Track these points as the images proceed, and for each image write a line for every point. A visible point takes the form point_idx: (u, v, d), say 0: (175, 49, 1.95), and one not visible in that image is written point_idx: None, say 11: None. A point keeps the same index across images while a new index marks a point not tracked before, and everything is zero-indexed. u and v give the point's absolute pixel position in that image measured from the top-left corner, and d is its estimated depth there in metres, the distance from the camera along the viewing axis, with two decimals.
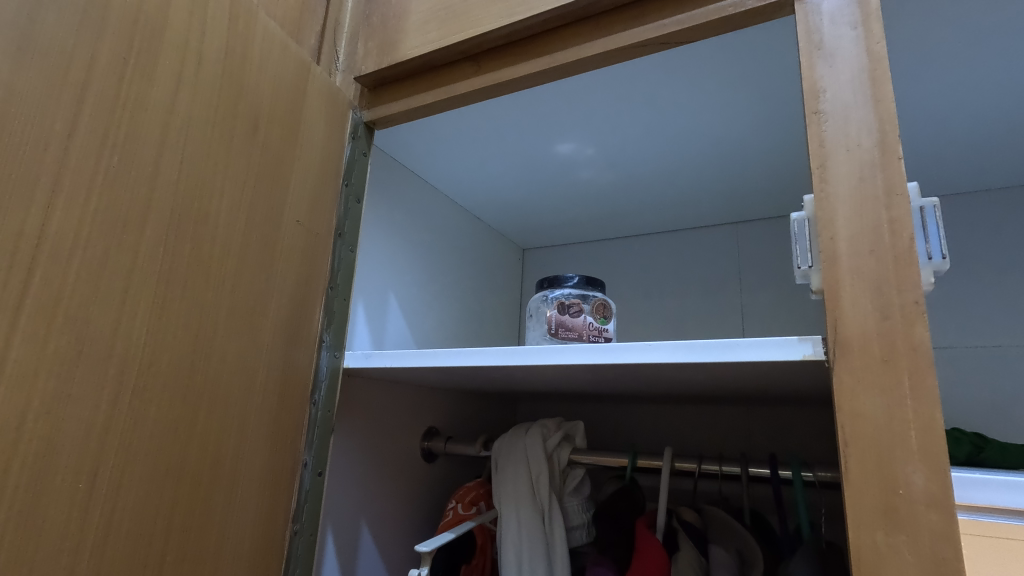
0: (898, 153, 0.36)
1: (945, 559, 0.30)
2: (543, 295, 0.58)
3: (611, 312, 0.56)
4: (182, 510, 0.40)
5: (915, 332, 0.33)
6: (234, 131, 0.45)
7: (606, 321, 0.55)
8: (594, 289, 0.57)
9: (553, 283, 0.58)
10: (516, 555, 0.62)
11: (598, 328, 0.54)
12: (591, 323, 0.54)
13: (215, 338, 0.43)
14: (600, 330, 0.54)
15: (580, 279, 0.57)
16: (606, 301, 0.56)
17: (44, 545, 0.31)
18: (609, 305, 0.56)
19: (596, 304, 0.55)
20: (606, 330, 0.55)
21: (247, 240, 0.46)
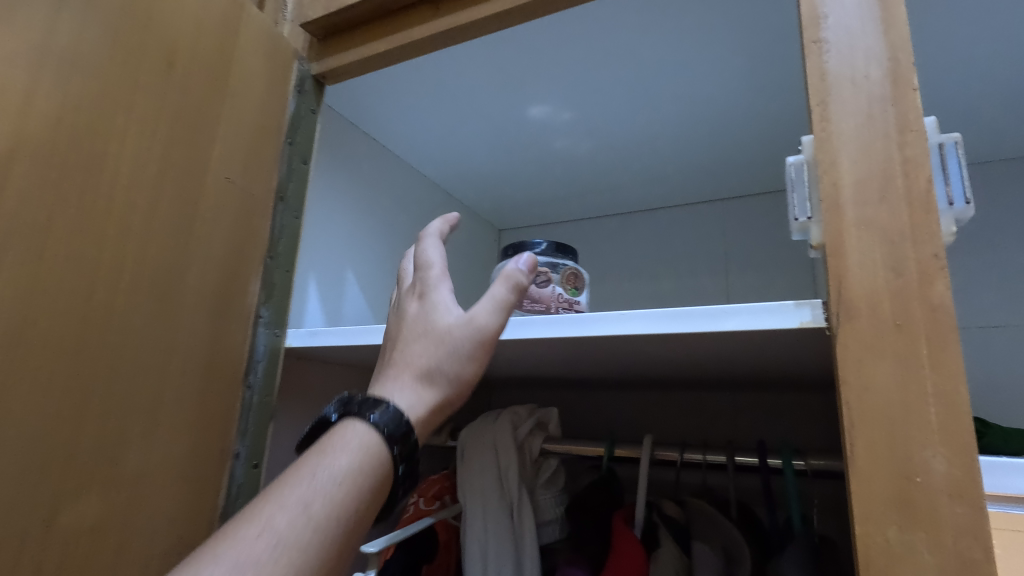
0: (912, 84, 0.31)
1: (972, 560, 0.25)
2: None
3: (583, 283, 0.50)
4: (72, 506, 0.33)
5: (935, 290, 0.28)
6: (140, 64, 0.39)
7: (578, 293, 0.50)
8: (565, 258, 0.51)
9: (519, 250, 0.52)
10: (482, 554, 0.56)
11: (568, 299, 0.48)
12: (560, 295, 0.48)
13: (114, 303, 0.36)
14: (572, 303, 0.48)
15: (549, 246, 0.51)
16: (577, 270, 0.50)
17: None
18: (580, 275, 0.50)
19: (567, 273, 0.49)
20: (577, 303, 0.49)
21: (160, 193, 0.40)
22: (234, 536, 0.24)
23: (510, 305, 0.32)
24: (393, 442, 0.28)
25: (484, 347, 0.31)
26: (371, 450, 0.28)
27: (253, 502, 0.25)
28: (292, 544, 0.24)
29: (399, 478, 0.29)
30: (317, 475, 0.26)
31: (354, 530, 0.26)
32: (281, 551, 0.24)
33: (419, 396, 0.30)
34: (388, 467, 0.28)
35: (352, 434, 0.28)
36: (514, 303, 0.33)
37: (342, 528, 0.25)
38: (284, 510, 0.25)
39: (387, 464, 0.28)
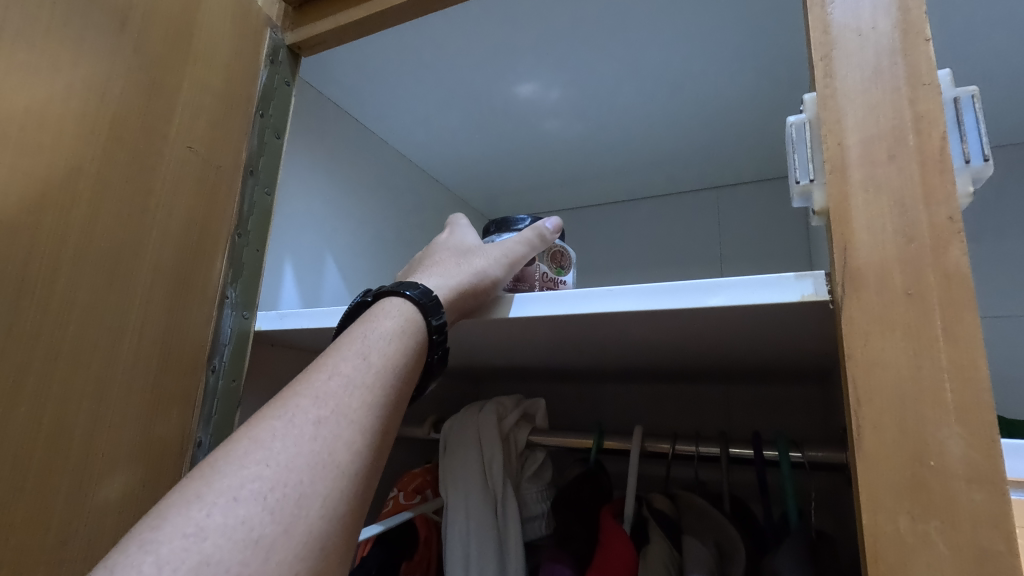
0: (925, 34, 0.28)
1: (994, 553, 0.22)
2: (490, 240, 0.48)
3: (569, 262, 0.48)
4: (27, 470, 0.32)
5: (950, 256, 0.25)
6: (87, 18, 0.36)
7: (563, 273, 0.47)
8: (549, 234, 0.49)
9: (502, 225, 0.48)
10: (463, 551, 0.53)
11: (553, 279, 0.46)
12: (545, 273, 0.45)
13: (54, 275, 0.33)
14: (556, 283, 0.46)
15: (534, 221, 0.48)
16: (563, 249, 0.48)
17: None
18: (566, 255, 0.48)
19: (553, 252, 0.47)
20: (563, 283, 0.47)
21: (108, 159, 0.37)
22: (309, 384, 0.29)
23: (533, 242, 0.44)
24: (429, 307, 0.35)
25: (508, 261, 0.41)
26: (409, 323, 0.34)
27: (316, 364, 0.31)
28: (359, 387, 0.29)
29: (436, 343, 0.35)
30: (367, 341, 0.32)
31: (403, 383, 0.32)
32: (351, 392, 0.29)
33: (455, 273, 0.39)
34: (425, 333, 0.34)
35: (390, 312, 0.34)
36: (534, 240, 0.44)
37: (393, 379, 0.31)
38: (345, 363, 0.30)
39: (425, 331, 0.34)
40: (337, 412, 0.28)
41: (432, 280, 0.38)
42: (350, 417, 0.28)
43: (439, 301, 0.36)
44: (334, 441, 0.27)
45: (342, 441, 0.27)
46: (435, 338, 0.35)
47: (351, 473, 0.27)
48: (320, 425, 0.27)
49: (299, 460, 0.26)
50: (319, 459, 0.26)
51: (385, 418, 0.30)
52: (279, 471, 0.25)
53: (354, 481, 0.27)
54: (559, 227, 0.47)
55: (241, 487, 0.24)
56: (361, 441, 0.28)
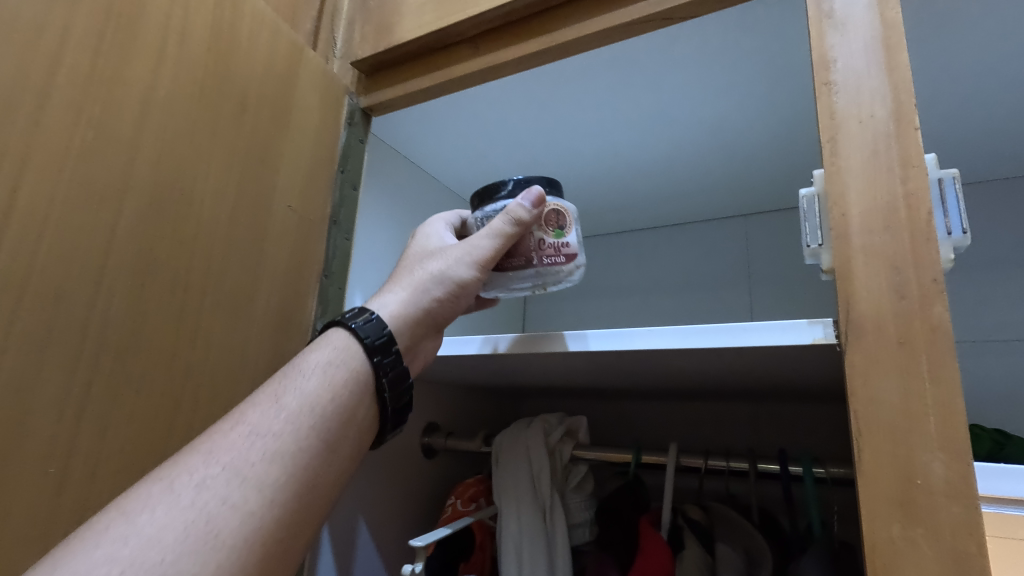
0: (915, 123, 0.34)
1: (968, 554, 0.28)
2: (480, 213, 0.49)
3: (568, 220, 0.46)
4: None
5: (934, 312, 0.31)
6: (221, 110, 0.45)
7: (563, 234, 0.46)
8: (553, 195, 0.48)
9: (489, 196, 0.49)
10: (516, 554, 0.60)
11: (549, 245, 0.45)
12: (540, 240, 0.46)
13: (197, 323, 0.42)
14: (557, 247, 0.46)
15: (517, 183, 0.48)
16: (560, 207, 0.47)
17: (12, 531, 0.30)
18: (564, 212, 0.47)
19: (545, 213, 0.46)
20: (565, 245, 0.46)
21: (235, 223, 0.45)
22: (205, 444, 0.31)
23: (501, 233, 0.45)
24: (371, 330, 0.40)
25: (471, 260, 0.46)
26: (341, 365, 0.38)
27: (218, 424, 0.33)
28: (261, 440, 0.32)
29: (383, 365, 0.39)
30: (279, 390, 0.35)
31: (324, 432, 0.34)
32: (247, 449, 0.31)
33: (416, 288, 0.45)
34: (367, 358, 0.39)
35: (323, 349, 0.38)
36: (505, 228, 0.45)
37: (302, 430, 0.34)
38: (246, 419, 0.33)
39: (354, 367, 0.38)
40: (227, 471, 0.30)
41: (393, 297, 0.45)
42: (243, 475, 0.30)
43: (383, 326, 0.41)
44: (214, 505, 0.29)
45: (225, 502, 0.29)
46: (379, 360, 0.39)
47: (233, 534, 0.28)
48: (203, 488, 0.29)
49: (171, 529, 0.27)
50: (194, 527, 0.28)
51: (292, 473, 0.32)
52: (152, 536, 0.27)
53: (236, 544, 0.28)
54: (540, 197, 0.46)
55: (103, 561, 0.25)
56: (255, 500, 0.30)
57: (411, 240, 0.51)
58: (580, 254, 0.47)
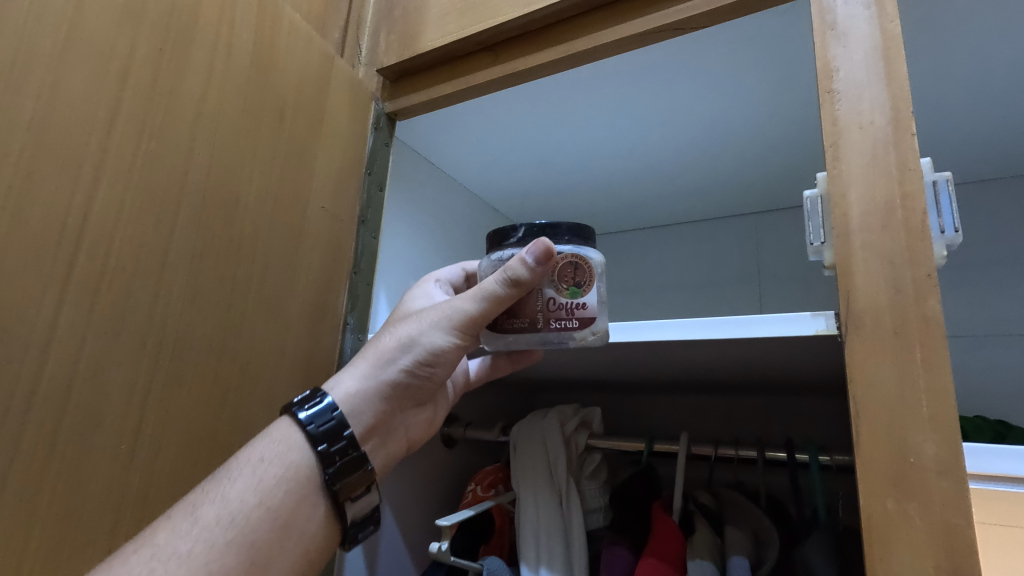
0: (911, 129, 0.37)
1: (956, 525, 0.31)
2: (491, 259, 0.45)
3: (587, 276, 0.41)
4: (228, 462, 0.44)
5: (928, 304, 0.34)
6: (261, 120, 0.48)
7: (579, 292, 0.41)
8: (581, 242, 0.42)
9: (502, 240, 0.44)
10: (534, 537, 0.62)
11: (562, 307, 0.40)
12: (552, 301, 0.41)
13: (243, 317, 0.45)
14: (570, 310, 0.40)
15: (529, 229, 0.42)
16: (581, 258, 0.41)
17: (91, 498, 0.35)
18: (585, 265, 0.41)
19: (562, 268, 0.41)
20: (580, 307, 0.41)
21: (275, 224, 0.49)
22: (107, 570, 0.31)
23: (486, 293, 0.41)
24: (318, 416, 0.40)
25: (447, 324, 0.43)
26: (275, 461, 0.38)
27: (130, 544, 0.33)
28: (164, 564, 0.32)
29: (331, 453, 0.39)
30: (200, 500, 0.35)
31: (245, 544, 0.34)
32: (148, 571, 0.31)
33: (379, 358, 0.43)
34: (312, 448, 0.39)
35: (261, 444, 0.39)
36: (489, 287, 0.41)
37: (215, 545, 0.33)
38: (157, 537, 0.33)
39: (286, 465, 0.38)
40: None
41: (357, 369, 0.44)
42: None
43: (334, 409, 0.40)
44: None
45: None
46: (324, 448, 0.39)
47: None
48: None
49: None
50: None
51: None
52: None
53: None
54: (547, 250, 0.39)
55: None
56: None
57: (399, 309, 0.51)
58: (600, 317, 0.41)
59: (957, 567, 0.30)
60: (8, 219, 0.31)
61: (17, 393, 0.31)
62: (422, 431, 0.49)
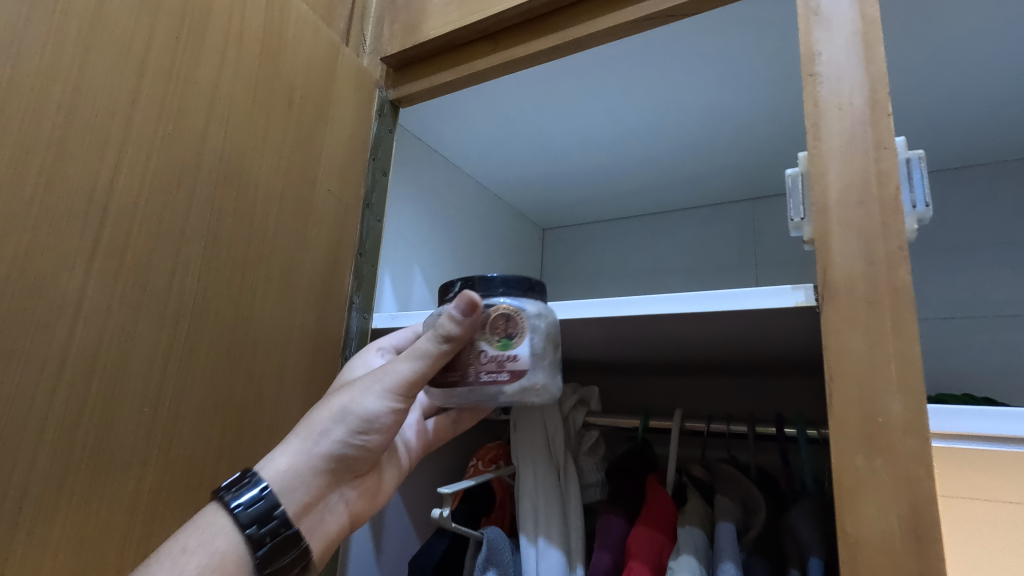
0: (887, 110, 0.38)
1: (918, 478, 0.33)
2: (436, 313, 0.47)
3: (518, 328, 0.42)
4: (241, 428, 0.46)
5: (898, 274, 0.36)
6: (271, 106, 0.51)
7: (510, 344, 0.41)
8: (518, 295, 0.44)
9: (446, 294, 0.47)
10: (532, 508, 0.65)
11: (492, 358, 0.41)
12: (484, 354, 0.42)
13: (255, 293, 0.48)
14: (498, 362, 0.41)
15: (464, 284, 0.45)
16: (511, 310, 0.42)
17: (118, 456, 0.37)
18: (515, 317, 0.42)
19: (491, 319, 0.42)
20: (511, 359, 0.41)
21: (284, 205, 0.51)
22: None
23: (418, 353, 0.43)
24: (248, 499, 0.39)
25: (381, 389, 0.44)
26: (200, 550, 0.37)
27: None
28: None
29: (262, 536, 0.39)
30: None
31: None
32: None
33: (312, 430, 0.44)
34: (241, 532, 0.38)
35: (187, 532, 0.38)
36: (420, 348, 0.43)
37: None
38: None
39: (214, 554, 0.37)
40: None
41: (289, 444, 0.44)
42: None
43: (262, 489, 0.40)
44: None
45: None
46: (253, 532, 0.38)
47: None
48: None
49: None
50: None
51: None
52: None
53: None
54: (473, 303, 0.41)
55: None
56: None
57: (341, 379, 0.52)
58: (532, 370, 0.41)
59: (918, 515, 0.32)
60: (42, 193, 0.34)
61: (50, 356, 0.34)
62: (368, 506, 0.49)
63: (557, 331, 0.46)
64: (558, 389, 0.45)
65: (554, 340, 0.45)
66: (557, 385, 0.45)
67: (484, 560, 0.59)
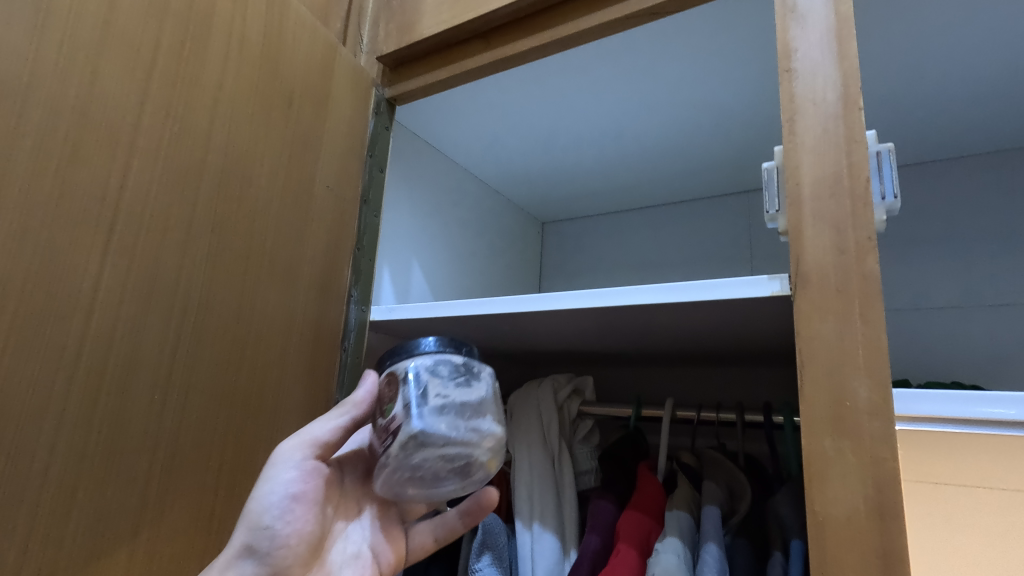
0: (859, 104, 0.40)
1: (882, 459, 0.34)
2: None
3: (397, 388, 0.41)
4: (247, 416, 0.49)
5: (866, 263, 0.37)
6: (271, 105, 0.53)
7: (392, 405, 0.41)
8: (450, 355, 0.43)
9: None
10: (528, 494, 0.67)
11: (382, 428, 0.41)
12: (381, 426, 0.41)
13: (258, 286, 0.50)
14: (386, 428, 0.40)
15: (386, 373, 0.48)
16: (395, 373, 0.42)
17: (130, 440, 0.40)
18: (396, 378, 0.42)
19: (384, 391, 0.43)
20: (391, 418, 0.40)
21: (285, 200, 0.53)
22: None
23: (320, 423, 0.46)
24: None
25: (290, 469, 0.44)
26: None
27: None
28: None
29: None
30: None
31: None
32: None
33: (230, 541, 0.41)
34: None
35: None
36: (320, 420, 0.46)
37: None
38: None
39: None
40: None
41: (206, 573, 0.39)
42: None
43: None
44: None
45: None
46: None
47: None
48: None
49: None
50: None
51: None
52: None
53: None
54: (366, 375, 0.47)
55: None
56: None
57: None
58: (404, 420, 0.39)
59: (882, 494, 0.34)
60: (58, 191, 0.36)
61: (68, 345, 0.36)
62: None
63: (473, 375, 0.43)
64: (479, 436, 0.39)
65: (465, 386, 0.41)
66: (474, 431, 0.39)
67: (479, 543, 0.61)
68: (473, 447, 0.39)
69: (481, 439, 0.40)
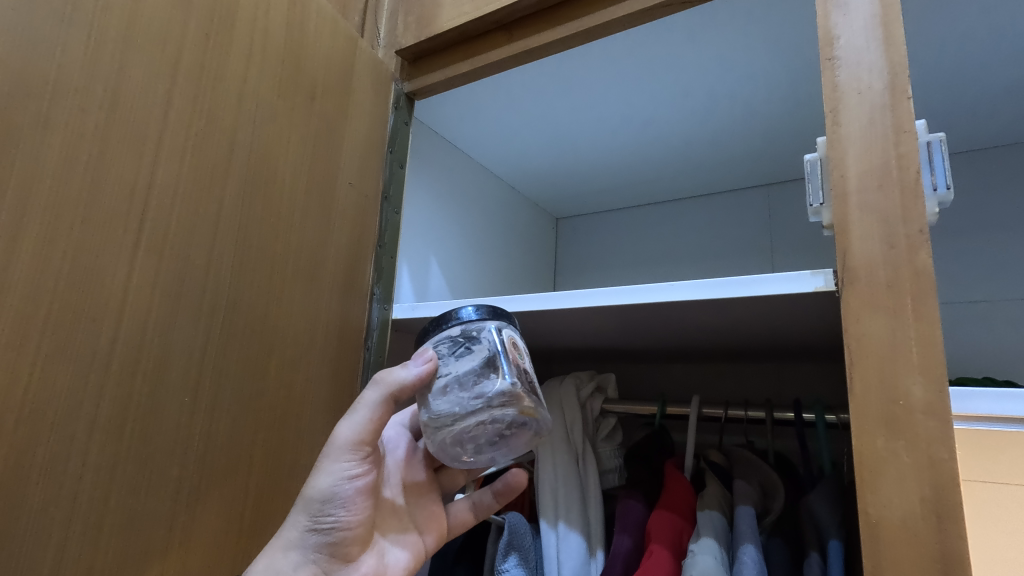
0: (907, 93, 0.38)
1: (940, 460, 0.33)
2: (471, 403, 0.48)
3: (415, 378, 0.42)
4: (275, 416, 0.48)
5: (919, 259, 0.36)
6: (294, 100, 0.52)
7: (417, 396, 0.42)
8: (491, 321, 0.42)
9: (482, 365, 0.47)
10: (552, 493, 0.66)
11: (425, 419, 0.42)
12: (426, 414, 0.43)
13: (283, 285, 0.49)
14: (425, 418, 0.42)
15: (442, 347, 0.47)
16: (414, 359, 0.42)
17: (162, 442, 0.39)
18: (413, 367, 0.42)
19: None
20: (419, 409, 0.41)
21: (309, 197, 0.52)
22: None
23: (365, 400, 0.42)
24: None
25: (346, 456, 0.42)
26: None
27: None
28: None
29: None
30: None
31: None
32: None
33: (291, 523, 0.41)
34: None
35: None
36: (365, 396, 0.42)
37: None
38: None
39: None
40: None
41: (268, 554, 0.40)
42: None
43: None
44: None
45: None
46: None
47: None
48: None
49: None
50: None
51: None
52: None
53: None
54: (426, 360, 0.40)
55: None
56: None
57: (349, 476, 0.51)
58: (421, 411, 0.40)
59: (940, 496, 0.33)
60: (87, 190, 0.35)
61: (99, 347, 0.35)
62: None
63: (473, 340, 0.40)
64: (486, 401, 0.37)
65: (466, 354, 0.39)
66: (480, 398, 0.37)
67: (506, 543, 0.60)
68: (483, 413, 0.37)
69: (488, 402, 0.37)
